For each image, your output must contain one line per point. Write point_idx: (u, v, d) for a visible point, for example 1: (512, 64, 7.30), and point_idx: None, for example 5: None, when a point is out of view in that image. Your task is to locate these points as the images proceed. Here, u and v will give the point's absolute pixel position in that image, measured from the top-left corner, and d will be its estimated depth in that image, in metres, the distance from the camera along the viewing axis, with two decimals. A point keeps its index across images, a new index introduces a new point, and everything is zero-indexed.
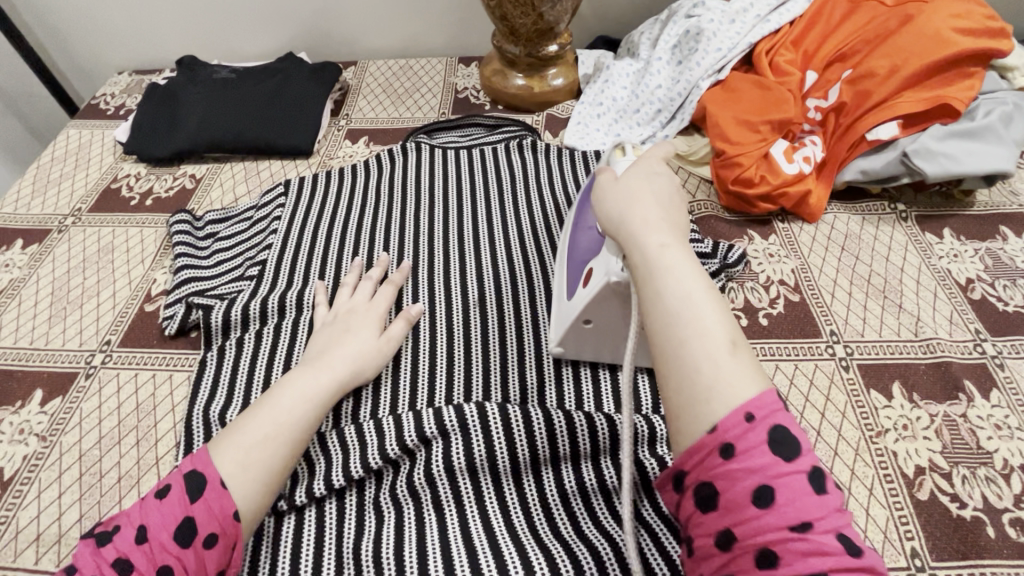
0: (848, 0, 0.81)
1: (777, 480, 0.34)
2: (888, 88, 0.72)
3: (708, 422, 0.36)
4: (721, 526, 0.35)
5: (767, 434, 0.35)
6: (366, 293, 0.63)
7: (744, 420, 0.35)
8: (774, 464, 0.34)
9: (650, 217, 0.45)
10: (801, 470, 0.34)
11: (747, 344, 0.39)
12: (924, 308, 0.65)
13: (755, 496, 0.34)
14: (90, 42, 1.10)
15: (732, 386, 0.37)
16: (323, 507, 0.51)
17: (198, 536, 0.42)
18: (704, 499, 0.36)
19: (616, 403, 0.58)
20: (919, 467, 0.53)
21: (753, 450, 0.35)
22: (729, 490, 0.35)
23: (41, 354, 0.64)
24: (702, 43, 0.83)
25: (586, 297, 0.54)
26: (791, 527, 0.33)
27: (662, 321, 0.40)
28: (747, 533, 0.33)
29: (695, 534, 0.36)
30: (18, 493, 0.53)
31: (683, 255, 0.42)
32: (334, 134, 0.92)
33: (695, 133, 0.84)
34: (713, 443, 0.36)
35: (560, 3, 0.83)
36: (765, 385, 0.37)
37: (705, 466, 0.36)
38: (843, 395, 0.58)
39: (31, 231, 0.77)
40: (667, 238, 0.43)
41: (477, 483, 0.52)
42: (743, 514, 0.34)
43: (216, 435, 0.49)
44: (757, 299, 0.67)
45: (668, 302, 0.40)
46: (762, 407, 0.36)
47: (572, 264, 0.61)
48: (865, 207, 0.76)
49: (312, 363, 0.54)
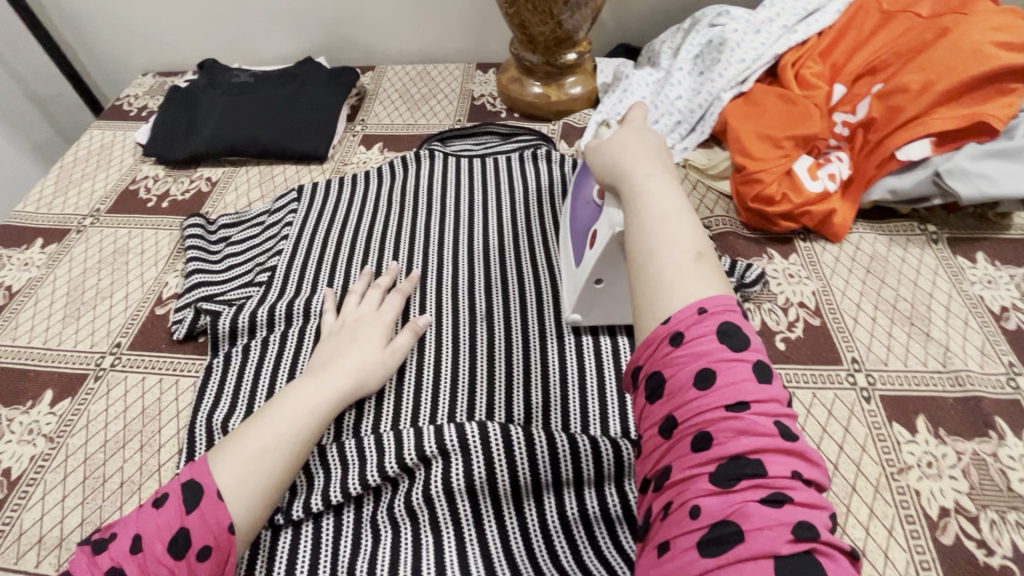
0: (882, 11, 0.78)
1: (719, 364, 0.33)
2: (921, 105, 0.68)
3: (662, 315, 0.36)
4: (663, 412, 0.33)
5: (718, 326, 0.34)
6: (373, 302, 0.63)
7: (695, 311, 0.34)
8: (719, 350, 0.33)
9: (637, 152, 0.46)
10: (746, 360, 0.33)
11: (717, 260, 0.39)
12: (953, 337, 0.62)
13: (697, 379, 0.32)
14: (117, 44, 1.12)
15: (690, 285, 0.36)
16: (320, 522, 0.51)
17: (191, 548, 0.42)
18: (652, 389, 0.35)
19: (623, 425, 0.56)
20: (943, 509, 0.50)
21: (700, 337, 0.34)
22: (674, 376, 0.33)
23: (54, 354, 0.64)
24: (725, 54, 0.80)
25: (596, 256, 0.56)
26: (726, 406, 0.31)
27: (635, 233, 0.40)
28: (686, 414, 0.32)
29: (643, 428, 0.35)
30: (24, 494, 0.53)
31: (668, 180, 0.44)
32: (349, 139, 0.92)
33: (715, 145, 0.82)
34: (664, 333, 0.35)
35: (580, 11, 0.81)
36: (727, 292, 0.36)
37: (655, 355, 0.35)
38: (863, 428, 0.56)
39: (50, 231, 0.78)
40: (651, 168, 0.44)
41: (476, 505, 0.51)
42: (683, 398, 0.33)
43: (216, 443, 0.48)
44: (775, 321, 0.65)
45: (642, 214, 0.41)
46: (716, 303, 0.35)
47: (575, 236, 0.63)
48: (893, 226, 0.73)
49: (314, 374, 0.54)
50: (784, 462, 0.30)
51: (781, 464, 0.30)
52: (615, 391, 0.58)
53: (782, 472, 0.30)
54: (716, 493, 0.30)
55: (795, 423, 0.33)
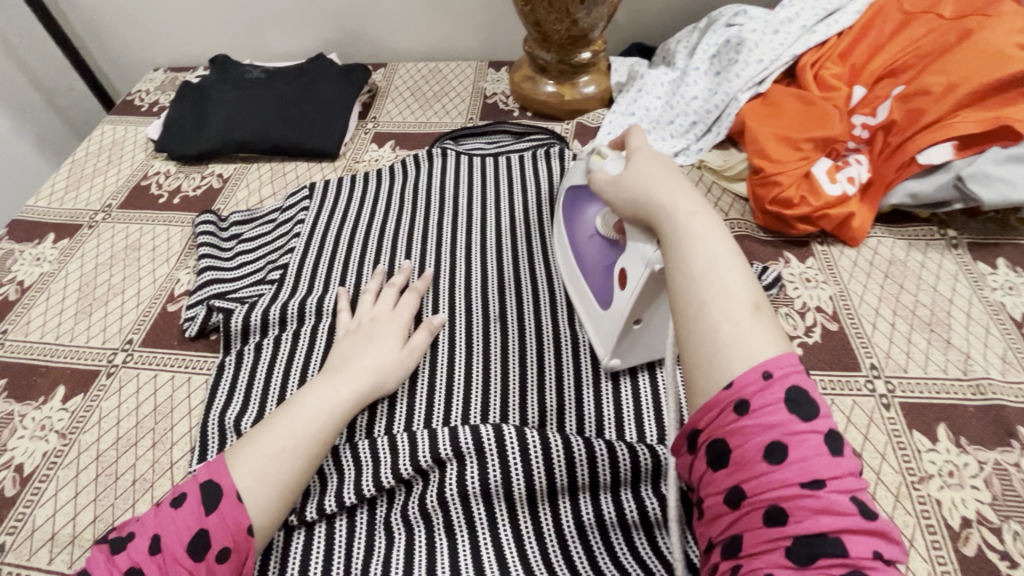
0: (903, 12, 0.76)
1: (791, 437, 0.32)
2: (944, 107, 0.67)
3: (724, 378, 0.35)
4: (731, 482, 0.33)
5: (785, 393, 0.33)
6: (388, 301, 0.62)
7: (761, 377, 0.33)
8: (791, 422, 0.32)
9: (674, 190, 0.44)
10: (817, 430, 0.32)
11: (772, 310, 0.38)
12: (974, 344, 0.61)
13: (769, 452, 0.32)
14: (130, 40, 1.12)
15: (752, 347, 0.35)
16: (333, 524, 0.50)
17: (211, 550, 0.41)
18: (716, 456, 0.34)
19: (639, 430, 0.55)
20: (965, 520, 0.49)
21: (769, 407, 0.33)
22: (741, 446, 0.33)
23: (66, 350, 0.64)
24: (742, 54, 0.79)
25: (630, 299, 0.52)
26: (802, 483, 0.31)
27: (686, 285, 0.39)
28: (757, 488, 0.32)
29: (705, 493, 0.35)
30: (36, 490, 0.53)
31: (711, 222, 0.42)
32: (361, 137, 0.91)
33: (731, 147, 0.81)
34: (727, 399, 0.34)
35: (596, 9, 0.80)
36: (786, 347, 0.36)
37: (719, 422, 0.34)
38: (883, 436, 0.55)
39: (62, 226, 0.78)
40: (692, 208, 0.43)
41: (490, 508, 0.50)
42: (754, 471, 0.32)
43: (232, 444, 0.48)
44: (792, 326, 0.64)
45: (691, 266, 0.40)
46: (780, 365, 0.34)
47: (595, 275, 0.59)
48: (912, 231, 0.72)
49: (332, 371, 0.53)
50: (863, 541, 0.30)
51: (861, 543, 0.30)
52: (631, 396, 0.58)
53: (862, 552, 0.30)
54: (792, 569, 0.30)
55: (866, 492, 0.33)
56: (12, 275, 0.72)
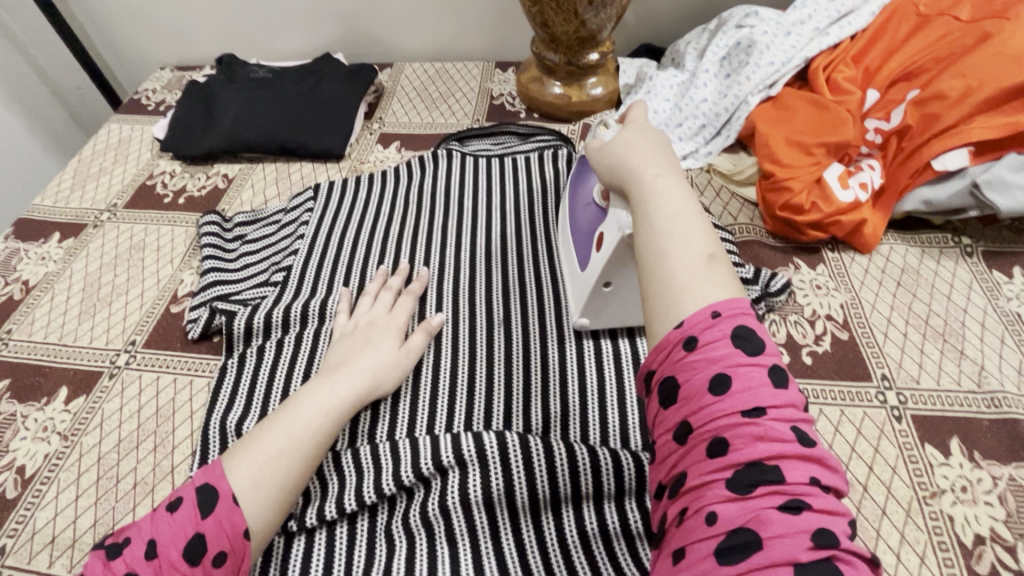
0: (919, 14, 0.75)
1: (734, 368, 0.32)
2: (961, 112, 0.66)
3: (675, 319, 0.35)
4: (678, 418, 0.33)
5: (732, 330, 0.33)
6: (386, 304, 0.62)
7: (709, 316, 0.34)
8: (734, 354, 0.33)
9: (643, 150, 0.45)
10: (761, 363, 0.32)
11: (727, 261, 0.38)
12: (989, 355, 0.59)
13: (712, 384, 0.32)
14: (137, 38, 1.12)
15: (703, 290, 0.36)
16: (334, 530, 0.50)
17: (207, 555, 0.41)
18: (666, 395, 0.34)
19: (644, 439, 0.54)
20: (978, 537, 0.48)
21: (714, 341, 0.33)
22: (688, 381, 0.33)
23: (69, 351, 0.64)
24: (753, 56, 0.78)
25: (603, 260, 0.55)
26: (742, 412, 0.31)
27: (646, 235, 0.39)
28: (701, 420, 0.32)
29: (657, 434, 0.35)
30: (38, 493, 0.53)
31: (676, 179, 0.42)
32: (366, 137, 0.91)
33: (740, 150, 0.80)
34: (677, 337, 0.34)
35: (604, 10, 0.80)
36: (738, 293, 0.36)
37: (668, 359, 0.34)
38: (893, 448, 0.54)
39: (68, 225, 0.78)
40: (658, 166, 0.43)
41: (493, 517, 0.50)
42: (699, 403, 0.32)
43: (230, 446, 0.47)
44: (801, 334, 0.63)
45: (652, 217, 0.40)
46: (730, 307, 0.34)
47: (578, 238, 0.62)
48: (925, 238, 0.70)
49: (330, 375, 0.53)
50: (801, 468, 0.30)
51: (798, 469, 0.30)
52: (635, 402, 0.57)
53: (800, 478, 0.30)
54: (733, 498, 0.29)
55: (809, 427, 0.33)
56: (17, 274, 0.72)
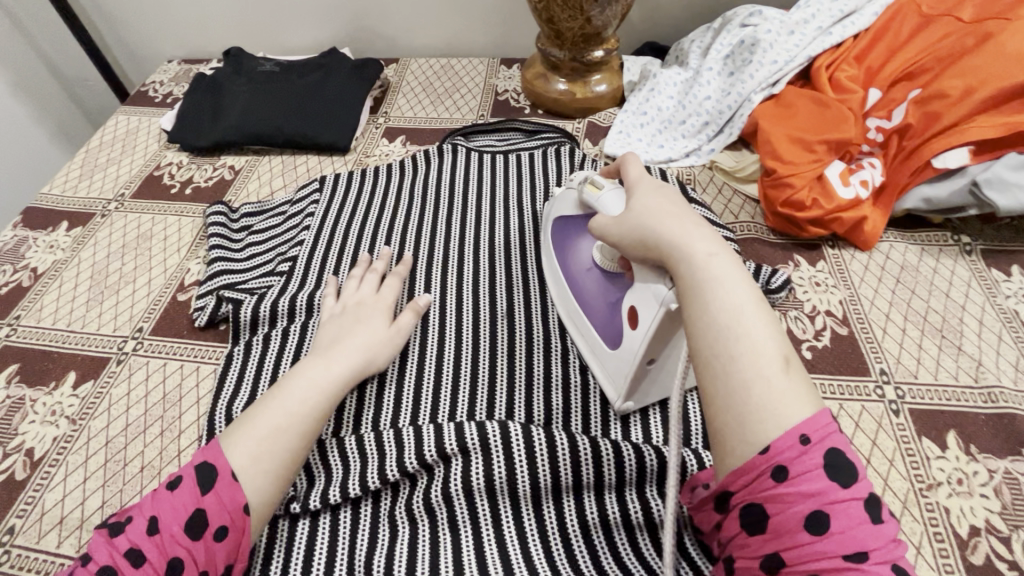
0: (921, 14, 0.76)
1: (831, 506, 0.33)
2: (962, 111, 0.66)
3: (759, 442, 0.35)
4: (769, 548, 0.34)
5: (823, 458, 0.34)
6: (372, 287, 0.63)
7: (799, 442, 0.34)
8: (831, 490, 0.33)
9: (685, 227, 0.43)
10: (856, 497, 0.33)
11: (799, 360, 0.38)
12: (986, 351, 0.60)
13: (809, 523, 0.33)
14: (145, 31, 1.13)
15: (787, 405, 0.35)
16: (338, 514, 0.51)
17: (209, 528, 0.42)
18: (752, 520, 0.35)
19: (645, 432, 0.55)
20: (974, 528, 0.49)
21: (807, 474, 0.34)
22: (780, 514, 0.34)
23: (78, 337, 0.65)
24: (757, 54, 0.78)
25: (644, 338, 0.50)
26: (844, 555, 0.32)
27: (712, 339, 0.38)
28: (797, 558, 0.33)
29: (738, 553, 0.36)
30: (46, 474, 0.54)
31: (730, 265, 0.41)
32: (372, 132, 0.92)
33: (743, 147, 0.81)
34: (764, 464, 0.34)
35: (610, 7, 0.80)
36: (819, 404, 0.36)
37: (754, 487, 0.35)
38: (891, 441, 0.54)
39: (76, 214, 0.79)
40: (707, 248, 0.41)
41: (495, 504, 0.51)
42: (793, 540, 0.33)
43: (227, 426, 0.48)
44: (801, 329, 0.63)
45: (716, 317, 0.39)
46: (816, 428, 0.34)
47: (599, 314, 0.57)
48: (925, 236, 0.71)
49: (322, 352, 0.54)
50: None
51: None
52: None
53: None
54: None
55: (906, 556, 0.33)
56: (26, 262, 0.73)
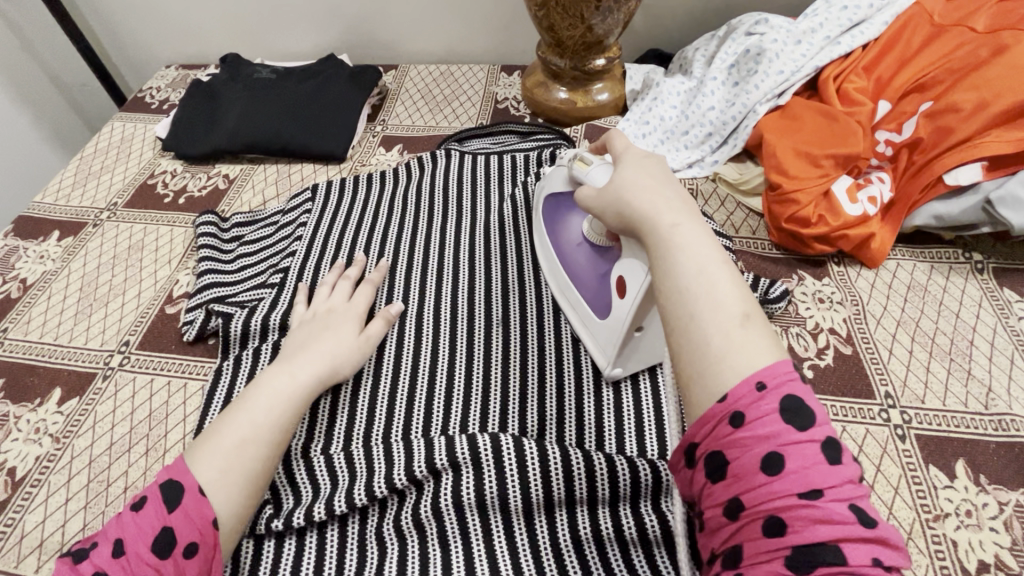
0: (933, 25, 0.73)
1: (788, 447, 0.31)
2: (974, 126, 0.64)
3: (717, 392, 0.34)
4: (729, 494, 0.32)
5: (780, 403, 0.32)
6: (343, 293, 0.62)
7: (754, 389, 0.32)
8: (787, 431, 0.31)
9: (653, 192, 0.42)
10: (814, 439, 0.31)
11: (763, 317, 0.36)
12: (997, 375, 0.58)
13: (765, 463, 0.31)
14: (144, 37, 1.12)
15: (746, 355, 0.34)
16: (325, 532, 0.49)
17: (177, 546, 0.40)
18: (714, 468, 0.33)
19: (640, 444, 0.53)
20: (983, 564, 0.47)
21: (764, 418, 0.32)
22: (739, 458, 0.32)
23: (64, 351, 0.64)
24: (762, 64, 0.76)
25: (632, 307, 0.51)
26: (800, 493, 0.30)
27: (673, 295, 0.37)
28: (754, 499, 0.31)
29: (704, 505, 0.34)
30: (27, 495, 0.53)
31: (694, 226, 0.40)
32: (368, 140, 0.90)
33: (747, 160, 0.79)
34: (722, 413, 0.33)
35: (612, 16, 0.78)
36: (781, 355, 0.34)
37: (714, 435, 0.33)
38: (897, 467, 0.52)
39: (67, 223, 0.78)
40: (672, 211, 0.41)
41: (486, 520, 0.49)
42: (751, 482, 0.31)
43: (190, 443, 0.46)
44: (803, 347, 0.61)
45: (677, 275, 0.38)
46: (774, 375, 0.33)
47: (587, 285, 0.58)
48: (935, 253, 0.69)
49: (288, 360, 0.53)
50: (864, 550, 0.29)
51: (861, 552, 0.28)
52: (632, 409, 0.56)
53: (862, 560, 0.28)
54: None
55: (869, 500, 0.31)
56: (15, 273, 0.72)
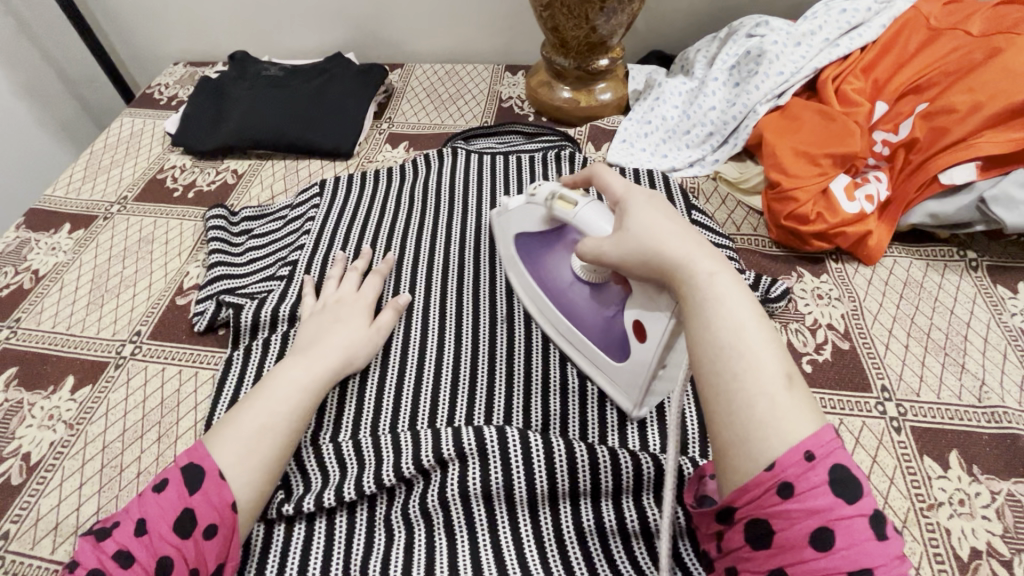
0: (929, 28, 0.75)
1: (837, 523, 0.33)
2: (968, 127, 0.65)
3: (765, 458, 0.34)
4: (774, 564, 0.34)
5: (829, 475, 0.33)
6: (352, 284, 0.63)
7: (804, 458, 0.34)
8: (836, 506, 0.33)
9: (685, 244, 0.42)
10: (862, 513, 0.33)
11: (801, 376, 0.38)
12: (991, 370, 0.59)
13: (814, 540, 0.33)
14: (153, 35, 1.13)
15: (791, 420, 0.35)
16: (333, 519, 0.50)
17: (198, 527, 0.41)
18: (757, 535, 0.35)
19: (642, 440, 0.55)
20: (975, 551, 0.48)
21: (812, 491, 0.33)
22: (786, 530, 0.33)
23: (77, 341, 0.65)
24: (763, 66, 0.78)
25: (656, 348, 0.47)
26: (849, 572, 0.32)
27: (716, 357, 0.38)
28: (803, 574, 0.33)
29: (743, 566, 0.36)
30: (42, 479, 0.54)
31: (732, 281, 0.40)
32: (375, 137, 0.91)
33: (747, 158, 0.80)
34: (770, 481, 0.34)
35: (615, 17, 0.79)
36: (822, 419, 0.36)
37: (759, 503, 0.34)
38: (892, 459, 0.54)
39: (78, 216, 0.79)
40: (708, 265, 0.40)
41: (491, 510, 0.50)
42: (798, 555, 0.33)
43: (212, 426, 0.47)
44: (802, 342, 0.63)
45: (720, 336, 0.38)
46: (822, 444, 0.34)
47: (599, 329, 0.54)
48: (930, 251, 0.71)
49: (305, 352, 0.54)
50: None
51: None
52: None
53: None
54: None
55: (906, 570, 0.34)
56: (28, 264, 0.73)
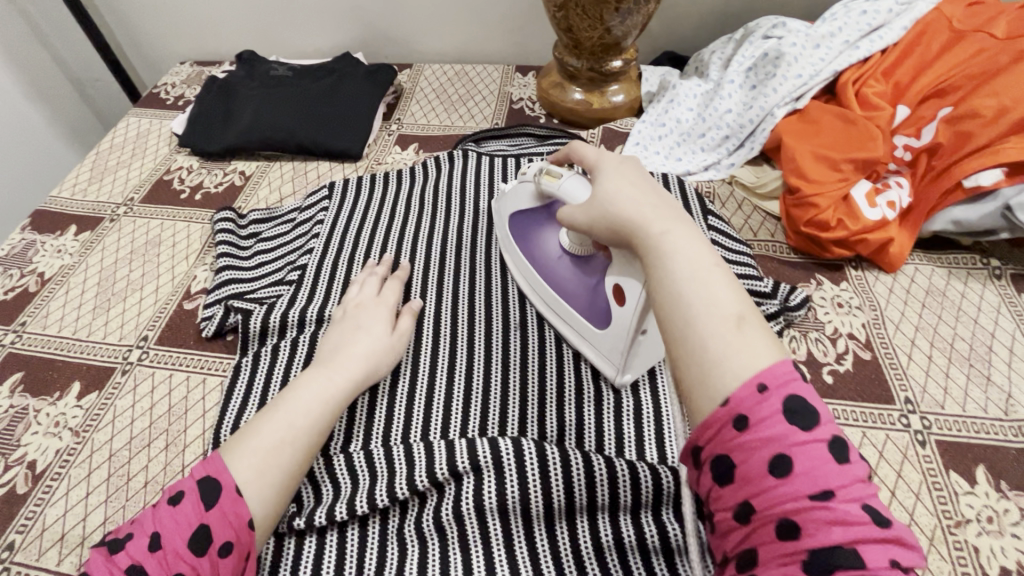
0: (952, 30, 0.73)
1: (794, 448, 0.31)
2: (995, 132, 0.64)
3: (718, 396, 0.34)
4: (738, 498, 0.32)
5: (782, 403, 0.32)
6: (373, 288, 0.62)
7: (756, 390, 0.33)
8: (790, 433, 0.31)
9: (642, 205, 0.43)
10: (820, 439, 0.31)
11: (758, 317, 0.37)
12: (1016, 381, 0.58)
13: (771, 466, 0.31)
14: (159, 33, 1.12)
15: (744, 357, 0.34)
16: (345, 532, 0.49)
17: (213, 545, 0.40)
18: (720, 471, 0.33)
19: (660, 451, 0.53)
20: (1005, 569, 0.47)
21: (767, 419, 0.32)
22: (745, 462, 0.32)
23: (83, 345, 0.64)
24: (781, 68, 0.76)
25: (637, 312, 0.49)
26: (810, 495, 0.30)
27: (671, 304, 0.38)
28: (765, 503, 0.31)
29: (714, 508, 0.34)
30: (48, 489, 0.53)
31: (687, 235, 0.41)
32: (384, 138, 0.90)
33: (764, 163, 0.79)
34: (725, 416, 0.33)
35: (631, 17, 0.78)
36: (780, 355, 0.35)
37: (719, 439, 0.33)
38: (917, 473, 0.52)
39: (84, 218, 0.78)
40: (663, 222, 0.42)
41: (507, 525, 0.49)
42: (761, 486, 0.31)
43: (228, 439, 0.46)
44: (822, 352, 0.61)
45: (672, 284, 0.39)
46: (774, 375, 0.33)
47: (582, 298, 0.56)
48: (952, 259, 0.69)
49: (325, 364, 0.53)
50: (882, 552, 0.29)
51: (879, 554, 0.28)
52: (651, 415, 0.56)
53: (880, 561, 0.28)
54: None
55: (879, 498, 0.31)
56: (33, 267, 0.72)
